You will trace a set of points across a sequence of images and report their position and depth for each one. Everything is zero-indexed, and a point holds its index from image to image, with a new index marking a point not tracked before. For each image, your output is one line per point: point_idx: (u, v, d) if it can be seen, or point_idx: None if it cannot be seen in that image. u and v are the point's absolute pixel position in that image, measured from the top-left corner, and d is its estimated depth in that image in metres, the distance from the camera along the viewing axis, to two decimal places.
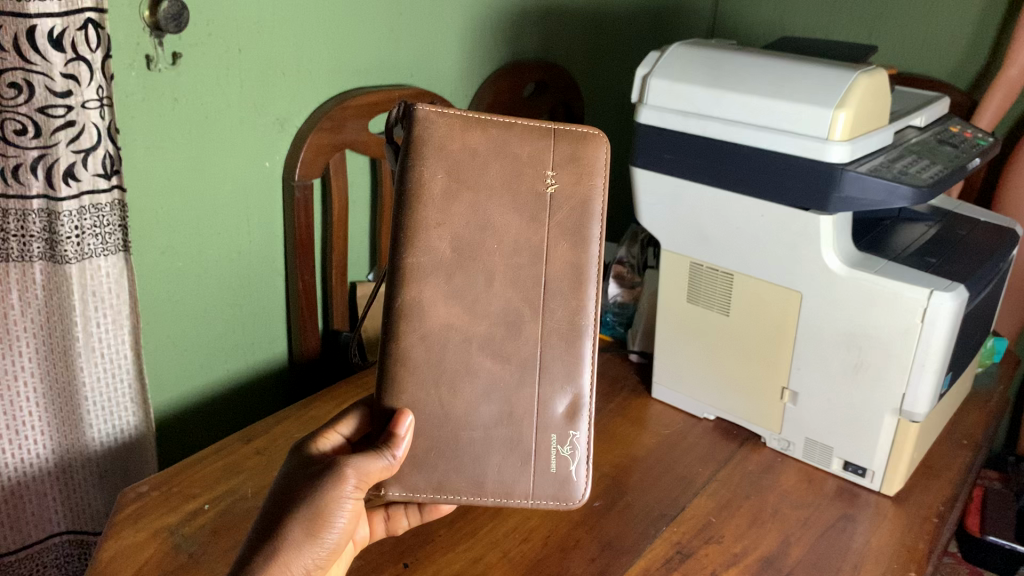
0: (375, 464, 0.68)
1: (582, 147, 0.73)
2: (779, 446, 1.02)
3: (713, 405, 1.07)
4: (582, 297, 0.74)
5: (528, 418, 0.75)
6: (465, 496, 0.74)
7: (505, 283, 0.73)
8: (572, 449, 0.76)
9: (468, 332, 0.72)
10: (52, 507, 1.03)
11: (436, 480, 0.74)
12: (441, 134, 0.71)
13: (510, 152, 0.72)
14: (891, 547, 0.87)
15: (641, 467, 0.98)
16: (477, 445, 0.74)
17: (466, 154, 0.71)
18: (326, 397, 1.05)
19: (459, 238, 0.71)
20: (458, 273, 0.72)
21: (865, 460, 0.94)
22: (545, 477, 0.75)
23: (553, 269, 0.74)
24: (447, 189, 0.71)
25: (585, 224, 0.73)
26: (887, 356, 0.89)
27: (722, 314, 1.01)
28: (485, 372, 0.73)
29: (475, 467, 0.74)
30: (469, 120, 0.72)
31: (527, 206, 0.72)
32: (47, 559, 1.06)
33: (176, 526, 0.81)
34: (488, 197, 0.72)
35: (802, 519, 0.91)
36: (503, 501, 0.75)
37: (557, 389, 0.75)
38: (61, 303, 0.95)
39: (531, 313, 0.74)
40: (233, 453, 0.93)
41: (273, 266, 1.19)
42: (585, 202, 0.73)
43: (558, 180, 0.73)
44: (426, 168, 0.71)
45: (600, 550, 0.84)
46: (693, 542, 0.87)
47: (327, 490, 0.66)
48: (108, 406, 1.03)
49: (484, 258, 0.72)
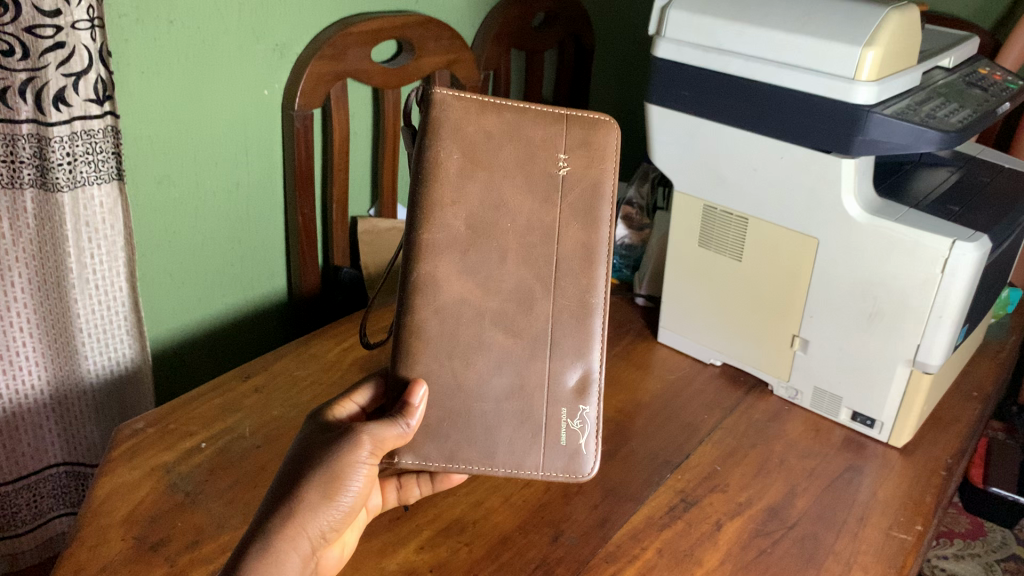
0: (391, 431, 0.66)
1: (593, 132, 0.71)
2: (786, 394, 1.00)
3: (720, 351, 1.05)
4: (593, 275, 0.72)
5: (539, 391, 0.72)
6: (475, 467, 0.72)
7: (518, 260, 0.70)
8: (582, 423, 0.73)
9: (480, 306, 0.70)
10: (48, 438, 1.03)
11: (448, 449, 0.71)
12: (456, 115, 0.68)
13: (524, 135, 0.69)
14: (898, 500, 0.86)
15: (644, 414, 0.96)
16: (488, 417, 0.72)
17: (481, 136, 0.69)
18: (326, 334, 1.02)
19: (474, 216, 0.69)
20: (472, 248, 0.69)
21: (875, 411, 0.93)
22: (555, 450, 0.73)
23: (564, 248, 0.71)
24: (462, 169, 0.68)
25: (596, 206, 0.71)
26: (904, 306, 0.86)
27: (733, 259, 0.98)
28: (497, 346, 0.71)
29: (484, 436, 0.72)
30: (485, 103, 0.69)
31: (539, 188, 0.70)
32: (43, 489, 1.07)
33: (172, 464, 0.80)
34: (502, 177, 0.69)
35: (808, 469, 0.90)
36: (514, 473, 0.72)
37: (568, 363, 0.72)
38: (54, 234, 0.93)
39: (543, 290, 0.71)
40: (231, 390, 0.91)
41: (271, 201, 1.15)
42: (596, 184, 0.71)
43: (570, 163, 0.70)
44: (442, 148, 0.68)
45: (603, 497, 0.83)
46: (698, 491, 0.85)
47: (345, 454, 0.64)
48: (102, 337, 1.02)
49: (498, 235, 0.69)
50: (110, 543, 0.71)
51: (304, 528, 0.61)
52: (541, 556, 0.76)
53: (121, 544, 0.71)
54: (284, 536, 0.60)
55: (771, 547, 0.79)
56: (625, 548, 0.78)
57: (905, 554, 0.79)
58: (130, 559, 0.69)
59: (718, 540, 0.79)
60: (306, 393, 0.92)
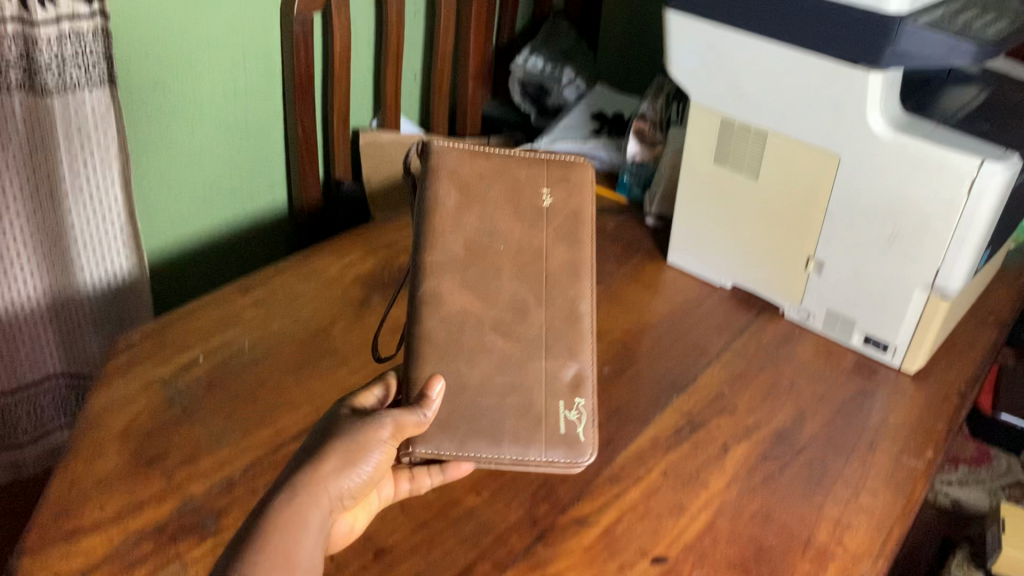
0: (409, 419, 0.62)
1: (571, 169, 0.75)
2: (798, 317, 0.98)
3: (731, 273, 1.02)
4: (580, 287, 0.72)
5: (537, 382, 0.69)
6: (483, 455, 0.67)
7: (513, 277, 0.71)
8: (579, 413, 0.70)
9: (479, 316, 0.69)
10: (47, 349, 1.02)
11: (457, 439, 0.67)
12: (452, 160, 0.73)
13: (510, 175, 0.73)
14: (909, 425, 0.85)
15: (651, 335, 0.94)
16: (490, 411, 0.68)
17: (473, 175, 0.73)
18: (327, 248, 0.99)
19: (471, 242, 0.71)
20: (471, 265, 0.70)
21: (888, 335, 0.91)
22: (556, 436, 0.68)
23: (553, 265, 0.72)
24: (459, 204, 0.71)
25: (579, 228, 0.73)
26: (926, 228, 0.83)
27: (749, 177, 0.95)
28: (496, 348, 0.69)
29: (488, 428, 0.67)
30: (475, 149, 0.74)
31: (528, 215, 0.72)
32: (44, 401, 1.06)
33: (169, 378, 0.78)
34: (494, 209, 0.72)
35: (818, 392, 0.88)
36: (524, 459, 0.67)
37: (563, 360, 0.70)
38: (45, 140, 0.89)
39: (536, 302, 0.71)
40: (229, 303, 0.88)
41: (270, 109, 1.11)
42: (577, 212, 0.74)
43: (552, 196, 0.74)
44: (438, 187, 0.71)
45: (608, 419, 0.82)
46: (705, 413, 0.84)
47: (369, 433, 0.58)
48: (98, 248, 0.99)
49: (493, 259, 0.71)
50: (106, 457, 0.70)
51: (325, 493, 0.54)
52: (545, 477, 0.75)
53: (118, 457, 0.70)
54: (304, 494, 0.53)
55: (779, 471, 0.78)
56: (629, 470, 0.76)
57: (914, 481, 0.78)
58: (127, 473, 0.68)
59: (724, 464, 0.78)
60: (305, 309, 0.89)
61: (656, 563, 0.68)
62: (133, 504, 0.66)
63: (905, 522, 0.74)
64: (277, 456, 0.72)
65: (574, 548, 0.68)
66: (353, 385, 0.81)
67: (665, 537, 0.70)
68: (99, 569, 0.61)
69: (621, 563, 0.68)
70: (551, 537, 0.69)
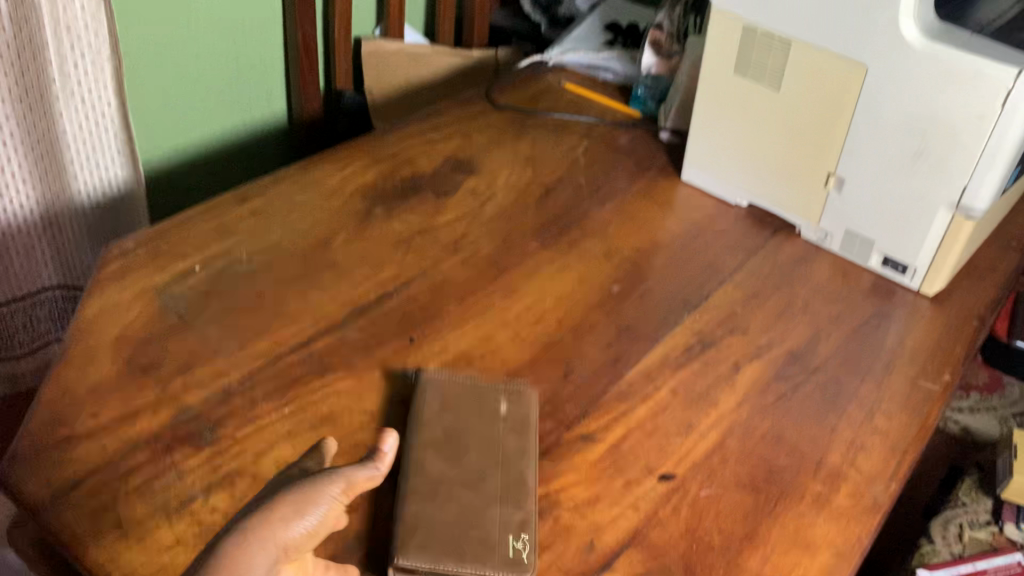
0: (364, 473, 0.54)
1: (523, 403, 0.69)
2: (815, 237, 0.95)
3: (747, 191, 0.98)
4: (529, 460, 0.64)
5: (489, 508, 0.59)
6: (429, 567, 0.56)
7: (478, 451, 0.63)
8: (526, 542, 0.58)
9: (446, 475, 0.61)
10: (42, 261, 0.99)
11: (414, 543, 0.57)
12: (436, 385, 0.69)
13: (483, 395, 0.68)
14: (926, 349, 0.82)
15: (664, 252, 0.91)
16: (440, 533, 0.57)
17: (451, 394, 0.68)
18: (327, 159, 0.95)
19: (448, 428, 0.65)
20: (447, 445, 0.63)
21: (909, 257, 0.88)
22: (499, 555, 0.57)
23: (507, 447, 0.64)
24: (439, 407, 0.67)
25: (533, 410, 0.68)
26: (954, 143, 0.79)
27: (771, 89, 0.90)
28: (445, 483, 0.61)
29: (447, 543, 0.57)
30: (450, 383, 0.69)
31: (489, 410, 0.67)
32: (40, 312, 1.03)
33: (164, 287, 0.76)
34: (461, 401, 0.67)
35: (833, 314, 0.85)
36: (478, 574, 0.55)
37: (513, 503, 0.60)
38: (33, 39, 0.85)
39: (494, 470, 0.62)
40: (226, 213, 0.85)
41: (270, 13, 1.06)
42: (532, 401, 0.69)
43: (511, 408, 0.68)
44: (420, 404, 0.67)
45: (616, 336, 0.79)
46: (717, 333, 0.81)
47: (324, 480, 0.52)
48: (93, 156, 0.96)
49: (464, 439, 0.64)
50: (100, 365, 0.68)
51: (269, 540, 0.47)
52: (550, 393, 0.73)
53: (112, 366, 0.68)
54: (248, 533, 0.47)
55: (792, 392, 0.76)
56: (637, 388, 0.74)
57: (930, 404, 0.76)
58: (120, 382, 0.66)
59: (736, 383, 0.76)
60: (304, 220, 0.86)
61: (663, 481, 0.66)
62: (128, 412, 0.64)
63: (920, 445, 0.72)
64: (276, 367, 0.70)
65: (579, 464, 0.67)
66: (354, 298, 0.78)
67: (673, 455, 0.69)
68: (93, 476, 0.60)
69: (628, 480, 0.66)
70: (557, 452, 0.67)
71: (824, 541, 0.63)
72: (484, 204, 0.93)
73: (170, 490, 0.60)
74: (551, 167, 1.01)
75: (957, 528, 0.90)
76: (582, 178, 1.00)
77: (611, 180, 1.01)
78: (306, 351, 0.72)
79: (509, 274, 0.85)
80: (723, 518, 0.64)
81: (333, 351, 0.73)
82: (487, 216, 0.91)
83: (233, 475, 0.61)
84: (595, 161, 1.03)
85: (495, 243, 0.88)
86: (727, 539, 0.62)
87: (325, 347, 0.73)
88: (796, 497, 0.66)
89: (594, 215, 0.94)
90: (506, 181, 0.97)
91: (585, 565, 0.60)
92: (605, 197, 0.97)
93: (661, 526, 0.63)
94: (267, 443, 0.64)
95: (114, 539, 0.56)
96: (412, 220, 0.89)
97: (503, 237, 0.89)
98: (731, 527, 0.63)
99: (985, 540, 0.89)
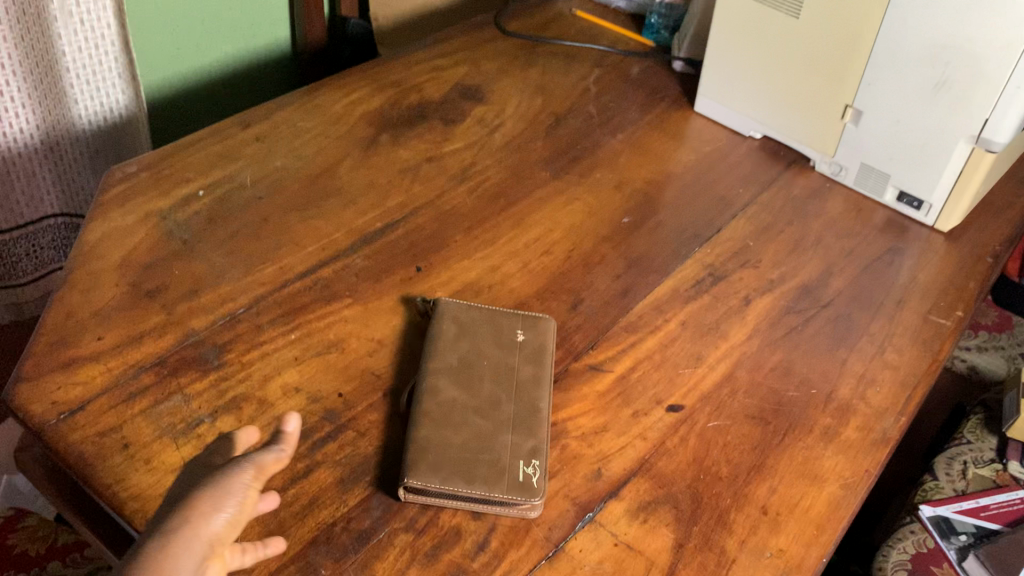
0: (269, 456, 0.50)
1: (541, 327, 0.68)
2: (829, 171, 0.93)
3: (761, 123, 0.96)
4: (545, 385, 0.63)
5: (502, 431, 0.59)
6: (440, 487, 0.55)
7: (493, 377, 0.63)
8: (537, 468, 0.58)
9: (463, 400, 0.61)
10: (44, 187, 0.98)
11: (428, 462, 0.56)
12: (451, 309, 0.67)
13: (497, 320, 0.67)
14: (939, 285, 0.81)
15: (675, 185, 0.89)
16: (452, 452, 0.57)
17: (466, 318, 0.67)
18: (332, 86, 0.93)
19: (464, 353, 0.64)
20: (463, 370, 0.63)
21: (924, 193, 0.86)
22: (511, 478, 0.56)
23: (523, 372, 0.64)
24: (458, 330, 0.66)
25: (549, 337, 0.67)
26: (977, 74, 0.77)
27: (790, 16, 0.87)
28: (461, 402, 0.60)
29: (460, 463, 0.57)
30: (467, 308, 0.68)
31: (505, 336, 0.66)
32: (42, 241, 1.03)
33: (168, 211, 0.74)
34: (478, 325, 0.66)
35: (846, 249, 0.84)
36: (488, 496, 0.55)
37: (527, 426, 0.60)
38: None
39: (508, 395, 0.62)
40: (230, 138, 0.83)
41: None
42: (549, 327, 0.68)
43: (528, 333, 0.67)
44: (437, 328, 0.66)
45: (626, 268, 0.78)
46: (728, 266, 0.80)
47: (232, 470, 0.47)
48: (93, 80, 0.94)
49: (479, 365, 0.63)
50: (104, 288, 0.67)
51: (193, 538, 0.43)
52: (559, 324, 0.72)
53: (116, 290, 0.67)
54: (173, 540, 0.43)
55: (802, 326, 0.75)
56: (646, 320, 0.73)
57: (941, 339, 0.75)
58: (125, 306, 0.66)
59: (746, 316, 0.75)
60: (309, 147, 0.84)
61: (671, 412, 0.66)
62: (132, 336, 0.64)
63: (930, 380, 0.71)
64: (282, 294, 0.69)
65: (586, 395, 0.66)
66: (360, 226, 0.77)
67: (681, 387, 0.68)
68: (99, 398, 0.59)
69: (635, 410, 0.66)
70: (565, 382, 0.67)
71: (831, 474, 0.63)
72: (493, 133, 0.91)
73: (176, 413, 0.59)
74: (561, 96, 0.99)
75: (961, 465, 0.89)
76: (592, 109, 0.97)
77: (622, 110, 0.98)
78: (311, 279, 0.71)
79: (517, 204, 0.83)
80: (731, 449, 0.64)
81: (339, 279, 0.72)
82: (495, 145, 0.90)
83: (239, 399, 0.61)
84: (606, 91, 1.01)
85: (503, 173, 0.86)
86: (735, 470, 0.62)
87: (331, 274, 0.72)
88: (805, 430, 0.66)
89: (604, 146, 0.92)
90: (514, 110, 0.95)
91: (592, 493, 0.59)
92: (616, 128, 0.95)
93: (668, 456, 0.63)
94: (273, 369, 0.63)
95: (120, 460, 0.56)
96: (418, 149, 0.87)
97: (511, 167, 0.87)
98: (738, 458, 0.63)
99: (989, 477, 0.88)
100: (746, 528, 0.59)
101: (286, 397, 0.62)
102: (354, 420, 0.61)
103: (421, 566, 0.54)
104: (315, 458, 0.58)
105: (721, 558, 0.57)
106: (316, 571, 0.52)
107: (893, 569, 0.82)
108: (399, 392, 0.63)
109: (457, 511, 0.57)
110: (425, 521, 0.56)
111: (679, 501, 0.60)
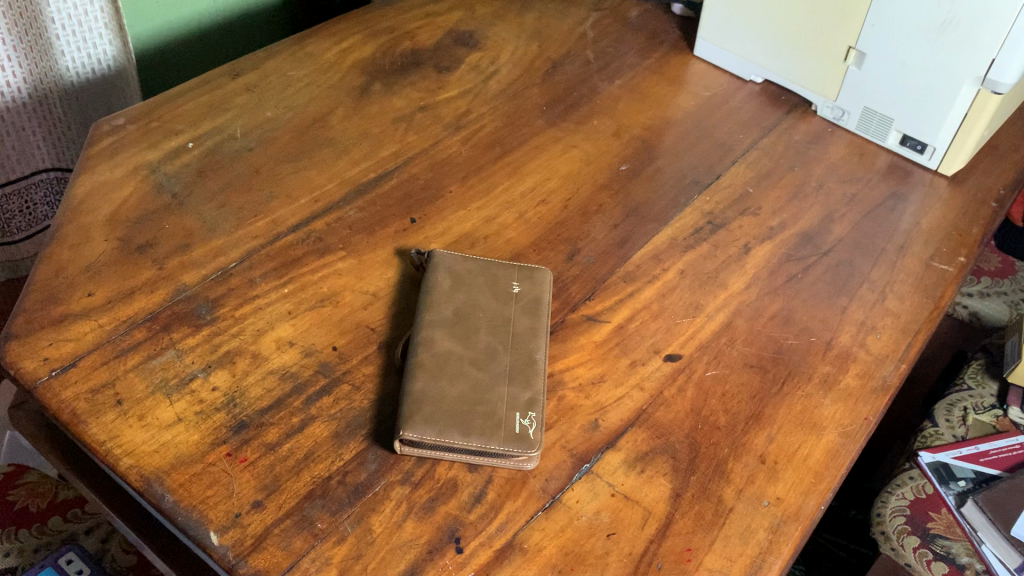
0: None
1: (536, 278, 0.67)
2: (831, 115, 0.91)
3: (763, 67, 0.94)
4: (541, 338, 0.63)
5: (498, 384, 0.58)
6: (436, 440, 0.55)
7: (488, 330, 0.62)
8: (534, 420, 0.57)
9: (458, 353, 0.60)
10: (35, 142, 0.97)
11: (423, 415, 0.56)
12: (446, 260, 0.66)
13: (492, 272, 0.66)
14: (942, 230, 0.80)
15: (674, 131, 0.87)
16: (447, 405, 0.57)
17: (460, 270, 0.66)
18: (323, 33, 0.91)
19: (459, 305, 0.63)
20: (459, 323, 0.62)
21: (929, 135, 0.84)
22: (507, 431, 0.56)
23: (518, 324, 0.63)
24: (454, 282, 0.65)
25: (545, 288, 0.66)
26: (984, 13, 0.74)
27: None
28: (456, 355, 0.60)
29: (456, 415, 0.56)
30: (461, 260, 0.67)
31: (499, 289, 0.65)
32: (35, 197, 1.02)
33: (157, 164, 0.73)
34: (472, 278, 0.65)
35: (847, 195, 0.82)
36: (484, 448, 0.55)
37: (523, 379, 0.59)
38: None
39: (504, 347, 0.61)
40: (220, 89, 0.82)
41: None
42: (545, 278, 0.67)
43: (523, 285, 0.66)
44: (432, 280, 0.65)
45: (624, 217, 0.77)
46: (727, 214, 0.79)
47: None
48: (78, 32, 0.91)
49: (473, 318, 0.62)
50: (94, 243, 0.66)
51: None
52: (555, 274, 0.71)
53: (105, 245, 0.66)
54: None
55: (802, 273, 0.74)
56: (645, 269, 0.72)
57: (943, 285, 0.74)
58: (114, 261, 0.65)
59: (746, 265, 0.74)
60: (300, 96, 0.83)
61: (669, 362, 0.66)
62: (123, 291, 0.63)
63: (932, 327, 0.71)
64: (275, 247, 0.68)
65: (584, 346, 0.66)
66: (353, 178, 0.76)
67: (679, 336, 0.67)
68: (90, 355, 0.59)
69: (633, 360, 0.65)
70: (562, 333, 0.66)
71: (830, 422, 0.63)
72: (488, 81, 0.89)
73: (169, 368, 0.59)
74: (558, 42, 0.96)
75: (962, 411, 0.88)
76: (590, 54, 0.95)
77: (620, 56, 0.96)
78: (303, 232, 0.70)
79: (512, 153, 0.82)
80: (729, 398, 0.63)
81: (332, 232, 0.71)
82: (490, 93, 0.88)
83: (233, 353, 0.61)
84: (604, 36, 0.99)
85: (499, 121, 0.85)
86: (733, 419, 0.62)
87: (323, 226, 0.71)
88: (804, 378, 0.65)
89: (602, 93, 0.90)
90: (510, 56, 0.93)
91: (589, 444, 0.59)
92: (613, 74, 0.93)
93: (666, 406, 0.62)
94: (267, 323, 0.63)
95: (114, 417, 0.56)
96: (412, 98, 0.85)
97: (506, 115, 0.86)
98: (737, 407, 0.63)
99: (989, 423, 0.87)
100: (744, 477, 0.58)
101: (279, 352, 0.61)
102: (350, 372, 0.61)
103: (419, 519, 0.54)
104: (310, 412, 0.58)
105: (718, 507, 0.57)
106: (312, 525, 0.52)
107: (892, 517, 0.82)
108: (394, 345, 0.63)
109: (454, 463, 0.57)
110: (421, 473, 0.56)
111: (676, 450, 0.60)
